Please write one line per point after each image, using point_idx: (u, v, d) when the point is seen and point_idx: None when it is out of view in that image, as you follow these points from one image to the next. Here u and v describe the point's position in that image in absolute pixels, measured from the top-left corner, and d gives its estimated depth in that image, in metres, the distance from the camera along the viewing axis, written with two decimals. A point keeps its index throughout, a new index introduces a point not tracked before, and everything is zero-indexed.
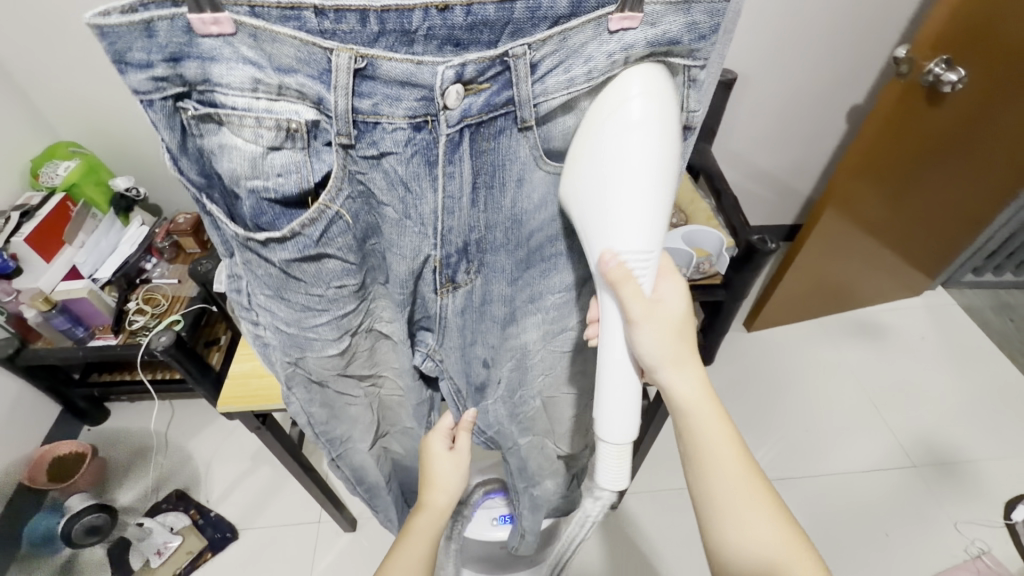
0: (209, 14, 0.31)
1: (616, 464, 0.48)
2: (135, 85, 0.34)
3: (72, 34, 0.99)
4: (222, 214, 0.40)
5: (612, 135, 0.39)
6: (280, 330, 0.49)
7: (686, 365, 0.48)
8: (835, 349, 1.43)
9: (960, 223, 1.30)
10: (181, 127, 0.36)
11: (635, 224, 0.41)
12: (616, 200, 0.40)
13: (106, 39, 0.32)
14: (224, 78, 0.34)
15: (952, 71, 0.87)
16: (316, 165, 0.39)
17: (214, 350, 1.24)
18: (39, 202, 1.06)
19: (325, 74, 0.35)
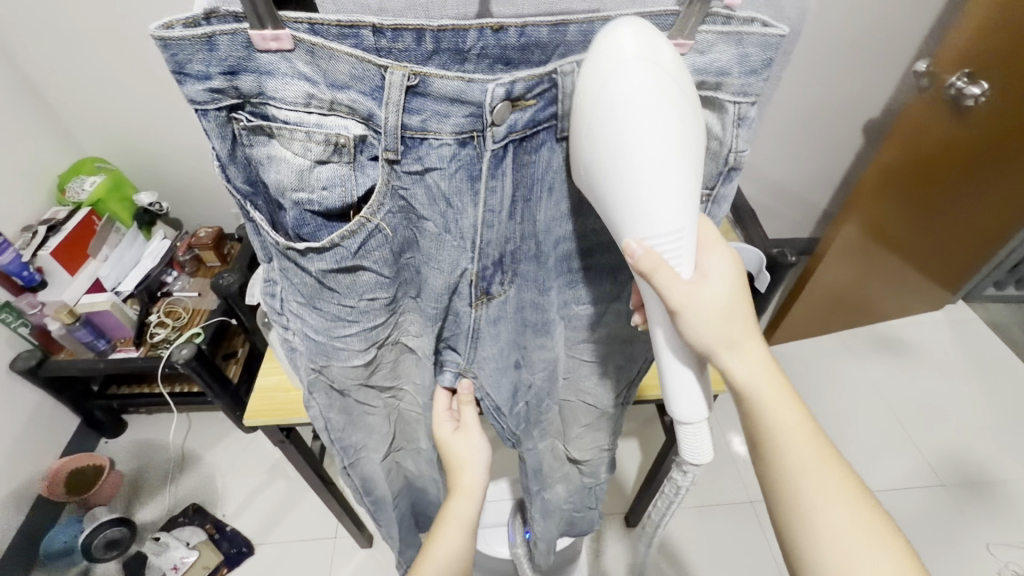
0: (270, 30, 0.32)
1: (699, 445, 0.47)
2: (191, 95, 0.34)
3: (103, 52, 1.01)
4: (266, 223, 0.40)
5: (618, 113, 0.33)
6: (309, 338, 0.49)
7: (744, 346, 0.44)
8: (857, 364, 1.41)
9: (983, 239, 1.28)
10: (233, 137, 0.37)
11: (661, 204, 0.36)
12: (642, 183, 0.35)
13: (170, 50, 0.32)
14: (280, 92, 0.35)
15: (975, 84, 0.87)
16: (361, 179, 0.39)
17: (232, 362, 1.24)
18: (64, 217, 1.08)
19: (377, 91, 0.35)
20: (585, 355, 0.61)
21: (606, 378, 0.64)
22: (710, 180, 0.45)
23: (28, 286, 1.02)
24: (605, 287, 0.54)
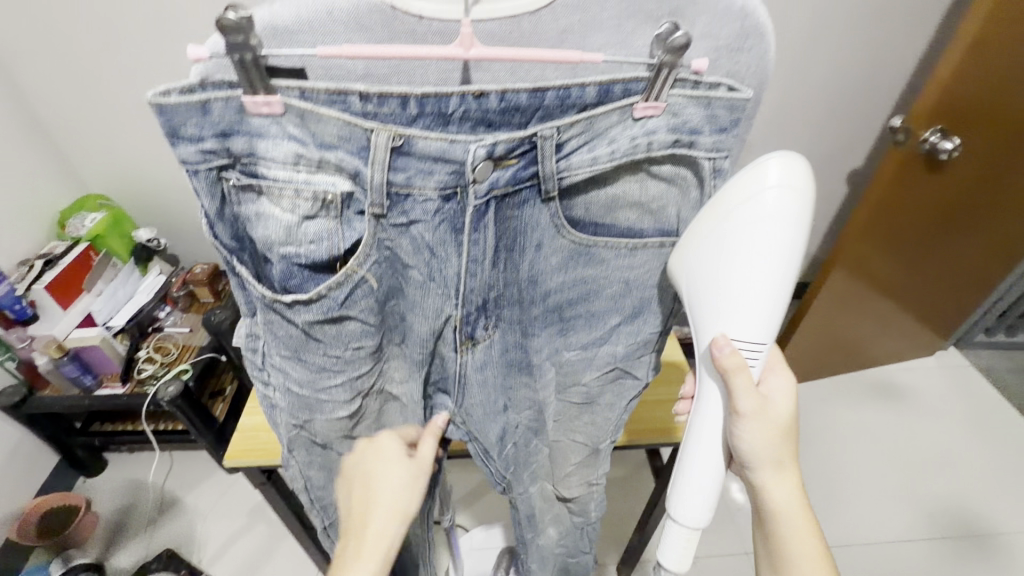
0: (262, 97, 0.34)
1: (682, 548, 0.51)
2: (184, 156, 0.36)
3: (112, 99, 1.06)
4: (251, 276, 0.41)
5: (754, 222, 0.39)
6: (292, 391, 0.50)
7: (786, 471, 0.49)
8: (852, 410, 1.39)
9: (967, 286, 1.30)
10: (222, 195, 0.38)
11: (748, 308, 0.42)
12: (743, 284, 0.41)
13: (164, 114, 0.34)
14: (268, 152, 0.36)
15: (947, 140, 0.90)
16: (347, 233, 0.39)
17: (218, 401, 1.23)
18: (62, 251, 1.09)
19: (363, 151, 0.36)
20: (575, 399, 0.61)
21: (597, 418, 0.63)
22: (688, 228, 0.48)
23: (18, 320, 1.02)
24: (596, 332, 0.55)
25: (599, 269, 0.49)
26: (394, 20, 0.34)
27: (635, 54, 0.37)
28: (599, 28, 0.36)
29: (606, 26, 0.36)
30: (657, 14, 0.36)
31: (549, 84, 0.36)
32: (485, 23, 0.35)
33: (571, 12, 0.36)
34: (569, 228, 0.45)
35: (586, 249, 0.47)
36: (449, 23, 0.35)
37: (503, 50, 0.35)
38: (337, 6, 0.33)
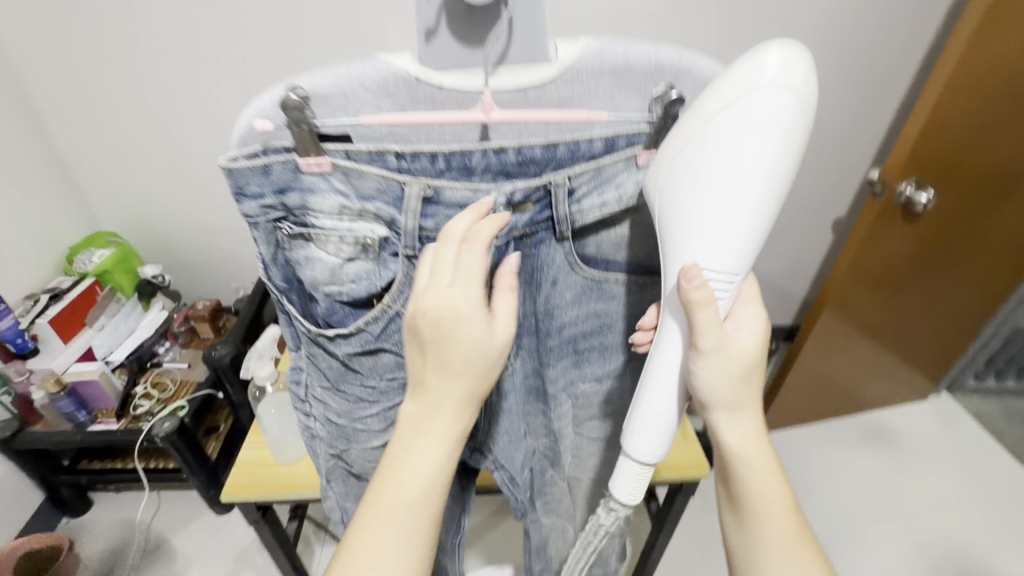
0: (314, 157, 0.37)
1: (632, 480, 0.48)
2: (246, 211, 0.39)
3: (126, 142, 1.11)
4: (298, 313, 0.45)
5: (737, 127, 0.34)
6: (331, 421, 0.53)
7: (744, 412, 0.45)
8: (848, 453, 1.40)
9: (952, 329, 1.34)
10: (276, 243, 0.41)
11: (728, 231, 0.38)
12: (716, 200, 0.37)
13: (232, 175, 0.38)
14: (318, 205, 0.39)
15: (922, 192, 0.95)
16: (383, 273, 0.42)
17: (212, 438, 1.22)
18: (68, 285, 1.12)
19: (398, 201, 0.39)
20: (593, 433, 0.62)
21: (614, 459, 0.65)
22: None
23: (18, 353, 1.03)
24: (608, 364, 0.56)
25: (610, 303, 0.51)
26: (416, 89, 0.37)
27: (630, 113, 0.39)
28: (595, 95, 0.38)
29: (600, 94, 0.38)
30: (646, 84, 0.39)
31: (559, 138, 0.39)
32: (500, 92, 0.37)
33: (572, 84, 0.38)
34: (582, 265, 0.47)
35: (597, 284, 0.49)
36: (470, 93, 0.37)
37: (521, 112, 0.38)
38: (366, 77, 0.36)
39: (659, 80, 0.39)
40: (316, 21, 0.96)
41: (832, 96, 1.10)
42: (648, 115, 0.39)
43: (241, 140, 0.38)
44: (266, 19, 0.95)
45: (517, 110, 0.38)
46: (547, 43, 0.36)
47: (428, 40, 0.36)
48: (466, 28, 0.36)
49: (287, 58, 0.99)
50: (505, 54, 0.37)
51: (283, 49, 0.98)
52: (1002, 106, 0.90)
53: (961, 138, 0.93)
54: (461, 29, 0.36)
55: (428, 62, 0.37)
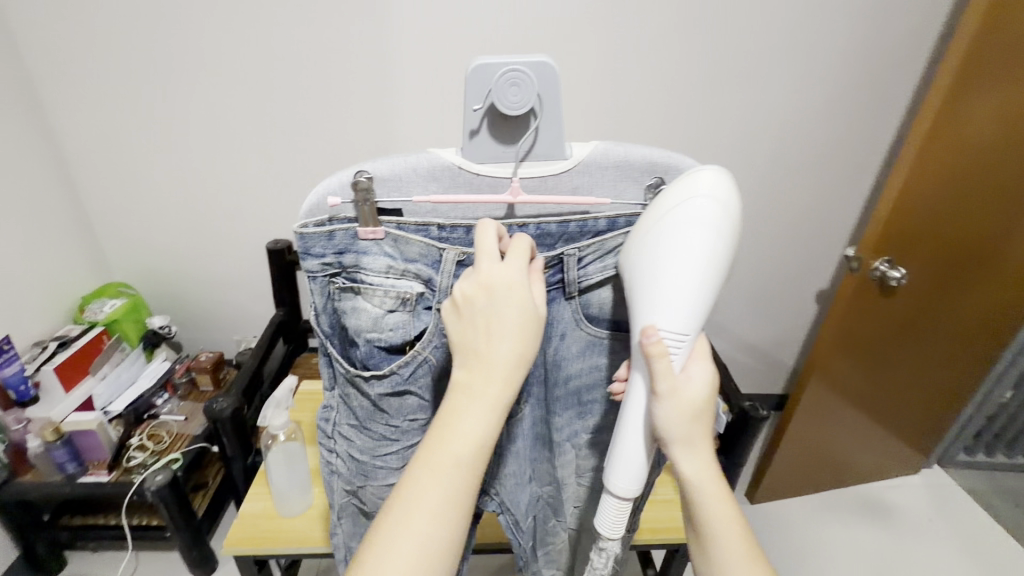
0: (370, 228, 0.43)
1: (614, 519, 0.48)
2: (309, 267, 0.45)
3: (153, 200, 1.18)
4: (338, 355, 0.49)
5: (677, 226, 0.41)
6: (353, 458, 0.55)
7: (697, 446, 0.45)
8: (844, 526, 1.38)
9: (937, 401, 1.37)
10: (328, 295, 0.47)
11: (678, 310, 0.42)
12: (664, 281, 0.42)
13: (302, 238, 0.45)
14: (369, 264, 0.45)
15: (895, 269, 1.03)
16: (417, 323, 0.46)
17: (199, 494, 1.20)
18: (77, 333, 1.14)
19: (436, 263, 0.45)
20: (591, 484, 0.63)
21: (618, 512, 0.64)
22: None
23: (18, 401, 1.03)
24: (611, 416, 0.59)
25: (614, 359, 0.55)
26: (457, 176, 0.43)
27: (630, 200, 0.46)
28: (601, 185, 0.45)
29: (605, 183, 0.45)
30: (641, 177, 0.45)
31: (571, 216, 0.46)
32: (526, 179, 0.44)
33: (582, 176, 0.45)
34: (587, 323, 0.52)
35: (601, 341, 0.53)
36: (500, 179, 0.44)
37: (542, 196, 0.44)
38: (418, 165, 0.43)
39: (652, 174, 0.45)
40: (342, 103, 1.05)
41: (810, 181, 1.19)
42: (643, 201, 0.46)
43: (311, 210, 0.45)
44: (298, 101, 1.05)
45: (537, 194, 0.44)
46: (564, 145, 0.43)
47: (471, 138, 0.42)
48: (503, 129, 0.42)
49: (313, 133, 1.08)
50: (531, 151, 0.43)
51: (311, 124, 1.08)
52: (963, 198, 0.99)
53: (930, 223, 1.01)
54: (500, 130, 0.42)
55: (469, 154, 0.43)
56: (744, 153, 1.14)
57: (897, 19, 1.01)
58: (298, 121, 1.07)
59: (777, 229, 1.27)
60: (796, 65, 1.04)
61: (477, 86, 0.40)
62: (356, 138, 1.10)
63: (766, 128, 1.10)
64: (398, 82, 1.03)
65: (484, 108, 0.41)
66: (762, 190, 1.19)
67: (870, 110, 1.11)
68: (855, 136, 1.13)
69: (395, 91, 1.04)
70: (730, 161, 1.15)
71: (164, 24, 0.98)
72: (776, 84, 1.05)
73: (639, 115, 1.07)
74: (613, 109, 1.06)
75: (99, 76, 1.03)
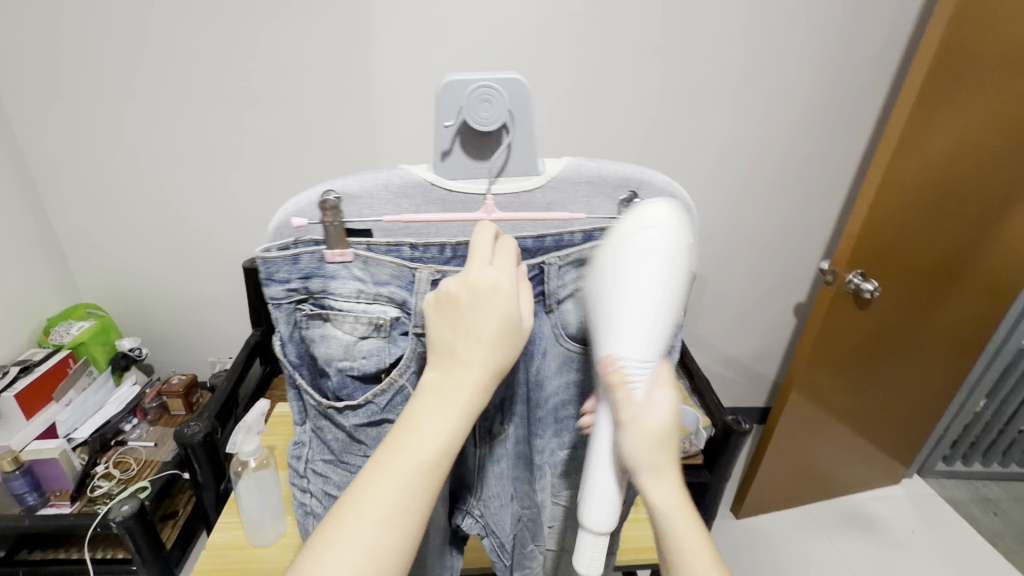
0: (338, 250, 0.42)
1: (590, 555, 0.46)
2: (272, 294, 0.44)
3: (127, 218, 1.15)
4: (309, 387, 0.47)
5: (631, 257, 0.41)
6: (330, 495, 0.53)
7: (666, 475, 0.44)
8: (830, 540, 1.38)
9: (914, 412, 1.39)
10: (295, 321, 0.45)
11: (637, 337, 0.41)
12: (622, 312, 0.41)
13: (265, 264, 0.43)
14: (338, 289, 0.44)
15: (867, 282, 1.05)
16: (393, 349, 0.45)
17: (169, 525, 1.14)
18: (41, 357, 1.09)
19: (409, 284, 0.44)
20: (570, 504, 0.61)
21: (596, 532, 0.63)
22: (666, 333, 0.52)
23: None
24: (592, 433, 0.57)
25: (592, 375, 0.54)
26: (430, 191, 0.43)
27: (604, 215, 0.45)
28: (575, 201, 0.45)
29: (579, 199, 0.45)
30: (614, 192, 0.45)
31: (547, 231, 0.46)
32: (499, 195, 0.43)
33: (556, 192, 0.44)
34: (567, 339, 0.51)
35: (582, 356, 0.52)
36: (474, 196, 0.43)
37: (516, 213, 0.44)
38: (390, 181, 0.42)
39: (624, 188, 0.45)
40: (322, 120, 1.05)
41: (785, 196, 1.22)
42: (616, 217, 0.46)
43: (277, 230, 0.43)
44: (276, 121, 1.05)
45: (512, 211, 0.44)
46: (536, 161, 0.43)
47: (443, 158, 0.42)
48: (475, 146, 0.42)
49: (293, 152, 1.08)
50: (503, 167, 0.43)
51: (289, 142, 1.07)
52: (929, 212, 1.02)
53: (900, 237, 1.03)
54: (472, 146, 0.42)
55: (443, 171, 0.42)
56: (721, 170, 1.16)
57: (860, 42, 1.05)
58: (276, 139, 1.06)
59: (754, 245, 1.29)
60: (768, 85, 1.07)
61: (448, 103, 0.40)
62: (336, 156, 1.09)
63: (741, 145, 1.13)
64: (378, 100, 1.04)
65: (455, 125, 0.41)
66: (738, 206, 1.22)
67: (839, 129, 1.14)
68: (826, 154, 1.17)
69: (375, 109, 1.04)
70: (707, 178, 1.17)
71: (138, 41, 0.96)
72: (749, 103, 1.08)
73: (617, 132, 1.09)
74: (592, 126, 1.08)
75: (71, 94, 1.01)
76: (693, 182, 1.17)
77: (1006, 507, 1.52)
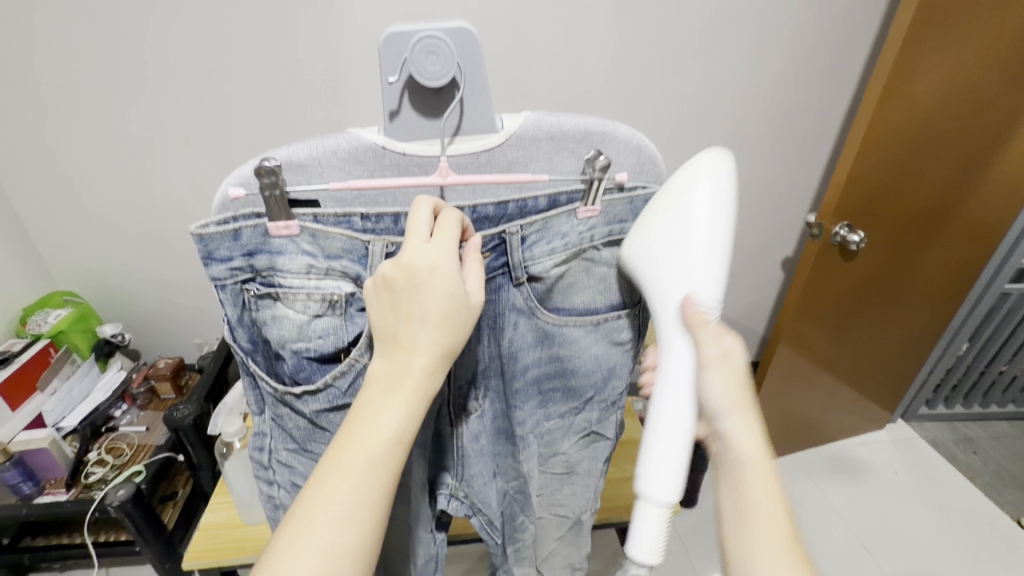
0: (283, 222, 0.40)
1: (657, 532, 0.42)
2: (215, 273, 0.42)
3: (93, 202, 1.10)
4: (264, 372, 0.46)
5: (695, 201, 0.43)
6: (298, 485, 0.53)
7: (748, 417, 0.45)
8: (817, 485, 1.43)
9: (898, 359, 1.41)
10: (244, 303, 0.43)
11: (713, 278, 0.43)
12: (703, 253, 0.43)
13: (202, 241, 0.41)
14: (286, 266, 0.42)
15: (854, 233, 1.04)
16: (350, 327, 0.44)
17: (169, 505, 1.16)
18: (20, 348, 1.06)
19: (363, 258, 0.42)
20: (557, 470, 0.62)
21: (578, 488, 0.64)
22: (636, 296, 0.53)
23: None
24: (573, 402, 0.57)
25: (573, 347, 0.53)
26: (382, 157, 0.41)
27: (568, 172, 0.44)
28: (536, 159, 0.43)
29: (541, 157, 0.43)
30: (579, 149, 0.43)
31: (509, 197, 0.44)
32: (455, 157, 0.41)
33: (517, 149, 0.42)
34: (542, 310, 0.50)
35: (558, 328, 0.51)
36: (428, 158, 0.41)
37: (474, 174, 0.42)
38: (338, 147, 0.40)
39: (589, 146, 0.43)
40: (287, 87, 1.00)
41: (772, 149, 1.19)
42: (582, 175, 0.44)
43: (218, 209, 0.41)
44: (239, 92, 1.00)
45: (469, 173, 0.42)
46: (493, 115, 0.41)
47: (392, 120, 0.40)
48: (426, 103, 0.40)
49: (261, 123, 1.03)
50: (459, 127, 0.41)
51: (255, 112, 1.02)
52: (917, 157, 1.00)
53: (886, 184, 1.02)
54: (423, 104, 0.40)
55: (392, 132, 0.40)
56: (706, 125, 1.13)
57: None
58: (242, 109, 1.01)
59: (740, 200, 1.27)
60: (754, 32, 1.02)
61: (391, 56, 0.38)
62: (307, 126, 1.05)
63: (726, 98, 1.10)
64: (347, 64, 0.99)
65: (401, 81, 0.39)
66: None
67: (826, 76, 1.11)
68: (812, 103, 1.14)
69: (343, 73, 1.00)
70: (692, 133, 1.14)
71: (79, 9, 0.89)
72: (734, 51, 1.04)
73: (600, 90, 1.05)
74: (574, 83, 1.03)
75: (15, 70, 0.94)
76: (677, 139, 1.14)
77: (985, 446, 1.58)
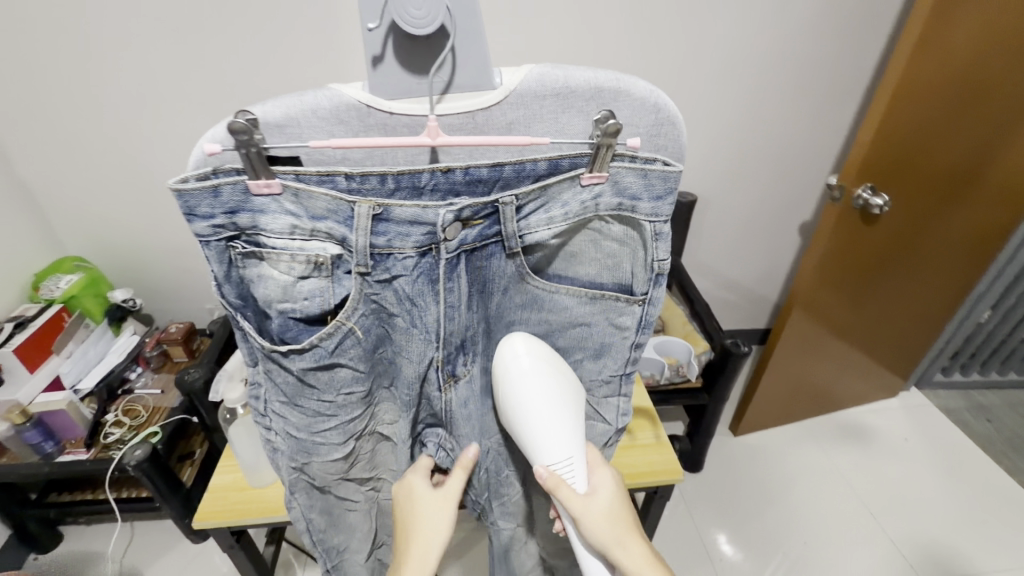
0: (263, 179, 0.38)
1: None
2: (198, 230, 0.40)
3: (95, 166, 1.09)
4: (253, 329, 0.45)
5: (512, 383, 0.50)
6: (291, 436, 0.52)
7: (632, 545, 0.51)
8: (824, 451, 1.43)
9: (913, 327, 1.38)
10: (229, 260, 0.42)
11: (553, 441, 0.50)
12: (539, 422, 0.49)
13: (182, 197, 0.38)
14: (269, 225, 0.40)
15: (877, 196, 0.99)
16: (337, 290, 0.43)
17: (187, 464, 1.20)
18: (35, 312, 1.08)
19: (349, 220, 0.40)
20: None
21: None
22: (644, 286, 0.51)
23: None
24: None
25: (560, 313, 0.52)
26: (366, 115, 0.38)
27: (575, 134, 0.41)
28: (540, 118, 0.40)
29: (546, 116, 0.40)
30: (588, 108, 0.40)
31: (506, 159, 0.41)
32: (448, 116, 0.39)
33: (517, 108, 0.39)
34: (532, 275, 0.49)
35: (548, 294, 0.51)
36: (417, 118, 0.39)
37: (469, 136, 0.39)
38: (318, 106, 0.37)
39: (600, 106, 0.40)
40: (283, 43, 0.96)
41: (794, 106, 1.13)
42: (592, 139, 0.41)
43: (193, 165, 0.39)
44: (234, 48, 0.95)
45: (465, 134, 0.39)
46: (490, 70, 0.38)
47: (375, 66, 0.37)
48: (412, 55, 0.37)
49: (258, 82, 1.00)
50: (450, 82, 0.38)
51: (252, 71, 0.98)
52: (948, 114, 0.93)
53: (915, 142, 0.96)
54: (409, 57, 0.37)
55: (376, 88, 0.38)
56: (726, 81, 1.07)
57: None
58: (238, 68, 0.98)
59: (759, 161, 1.22)
60: None
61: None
62: (306, 85, 1.01)
63: (748, 51, 1.03)
64: (344, 18, 0.95)
65: (383, 27, 0.36)
66: (744, 119, 1.14)
67: (855, 27, 1.03)
68: (839, 55, 1.07)
69: (341, 27, 0.95)
70: (710, 90, 1.08)
71: None
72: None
73: (614, 43, 0.99)
74: (588, 36, 0.98)
75: None
76: (695, 96, 1.09)
77: (999, 414, 1.55)
